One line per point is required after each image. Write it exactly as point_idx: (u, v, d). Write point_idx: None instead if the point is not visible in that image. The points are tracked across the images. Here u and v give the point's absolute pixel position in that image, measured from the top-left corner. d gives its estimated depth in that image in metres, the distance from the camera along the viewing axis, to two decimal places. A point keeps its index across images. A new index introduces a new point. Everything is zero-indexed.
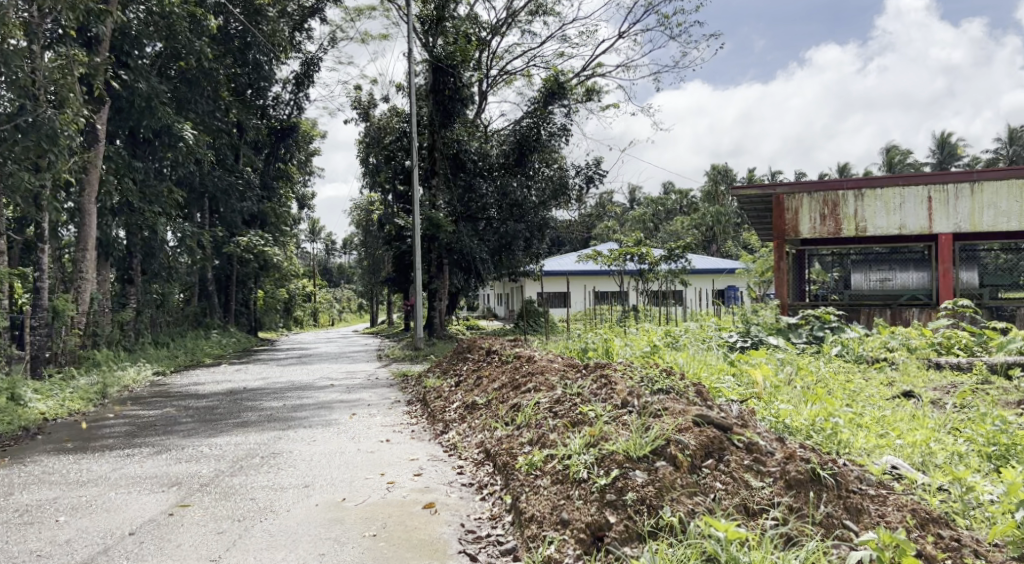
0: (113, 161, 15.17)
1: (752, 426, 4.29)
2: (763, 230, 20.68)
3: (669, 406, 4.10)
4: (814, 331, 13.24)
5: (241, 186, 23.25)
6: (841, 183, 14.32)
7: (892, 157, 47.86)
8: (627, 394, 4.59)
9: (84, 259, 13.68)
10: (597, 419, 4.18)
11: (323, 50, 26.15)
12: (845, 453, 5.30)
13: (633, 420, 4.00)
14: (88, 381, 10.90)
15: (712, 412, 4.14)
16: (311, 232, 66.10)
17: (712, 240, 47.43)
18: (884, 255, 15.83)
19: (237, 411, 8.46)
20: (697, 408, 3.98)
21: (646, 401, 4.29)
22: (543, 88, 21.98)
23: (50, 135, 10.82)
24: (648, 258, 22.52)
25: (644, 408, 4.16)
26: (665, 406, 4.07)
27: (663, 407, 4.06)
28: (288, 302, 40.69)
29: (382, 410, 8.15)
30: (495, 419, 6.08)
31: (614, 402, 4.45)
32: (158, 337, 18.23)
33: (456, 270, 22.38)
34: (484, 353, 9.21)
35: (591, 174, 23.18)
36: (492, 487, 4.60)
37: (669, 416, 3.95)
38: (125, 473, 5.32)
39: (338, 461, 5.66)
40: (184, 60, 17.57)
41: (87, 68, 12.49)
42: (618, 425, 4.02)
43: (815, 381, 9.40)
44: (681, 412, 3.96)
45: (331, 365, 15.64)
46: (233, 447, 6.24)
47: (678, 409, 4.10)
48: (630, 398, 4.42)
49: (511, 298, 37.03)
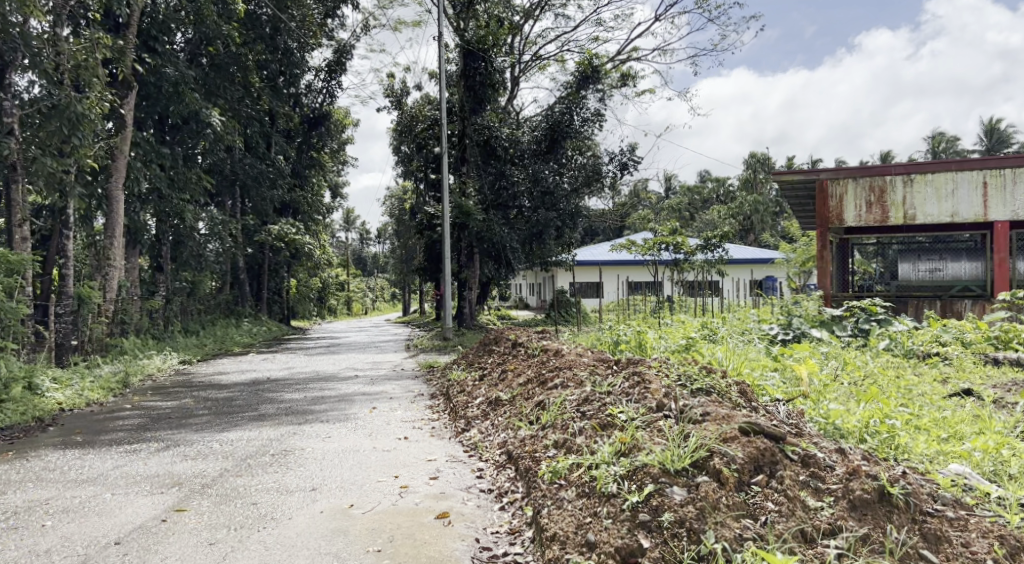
0: (141, 147, 15.04)
1: (805, 433, 3.79)
2: (805, 219, 19.88)
3: (711, 410, 3.61)
4: (859, 324, 12.54)
5: (272, 173, 23.13)
6: (889, 168, 13.48)
7: (936, 143, 46.07)
8: (664, 394, 4.12)
9: (112, 247, 13.54)
10: (630, 423, 3.73)
11: (355, 37, 25.88)
12: (906, 461, 4.78)
13: (670, 426, 3.54)
14: (110, 369, 10.80)
15: (761, 418, 3.63)
16: (345, 222, 66.43)
17: (749, 229, 46.42)
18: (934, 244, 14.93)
19: (255, 404, 8.19)
20: (743, 412, 3.51)
21: (686, 403, 3.80)
22: (576, 72, 21.30)
23: (73, 119, 10.64)
24: (683, 248, 21.83)
25: (683, 412, 3.69)
26: (706, 411, 3.59)
27: (704, 412, 3.57)
28: (321, 291, 40.83)
29: (404, 405, 7.80)
30: (519, 418, 5.67)
31: (649, 405, 3.97)
32: (188, 325, 18.23)
33: (486, 259, 21.99)
34: (511, 345, 8.79)
35: (625, 160, 22.54)
36: (512, 496, 4.18)
37: (711, 422, 3.47)
38: (125, 471, 5.06)
39: (352, 461, 5.31)
40: (212, 46, 17.40)
41: (112, 52, 12.32)
42: (652, 431, 3.56)
43: (864, 377, 8.78)
44: (725, 418, 3.48)
45: (359, 355, 15.40)
46: (244, 444, 5.94)
47: (721, 413, 3.63)
48: (667, 400, 3.94)
49: (543, 288, 36.60)
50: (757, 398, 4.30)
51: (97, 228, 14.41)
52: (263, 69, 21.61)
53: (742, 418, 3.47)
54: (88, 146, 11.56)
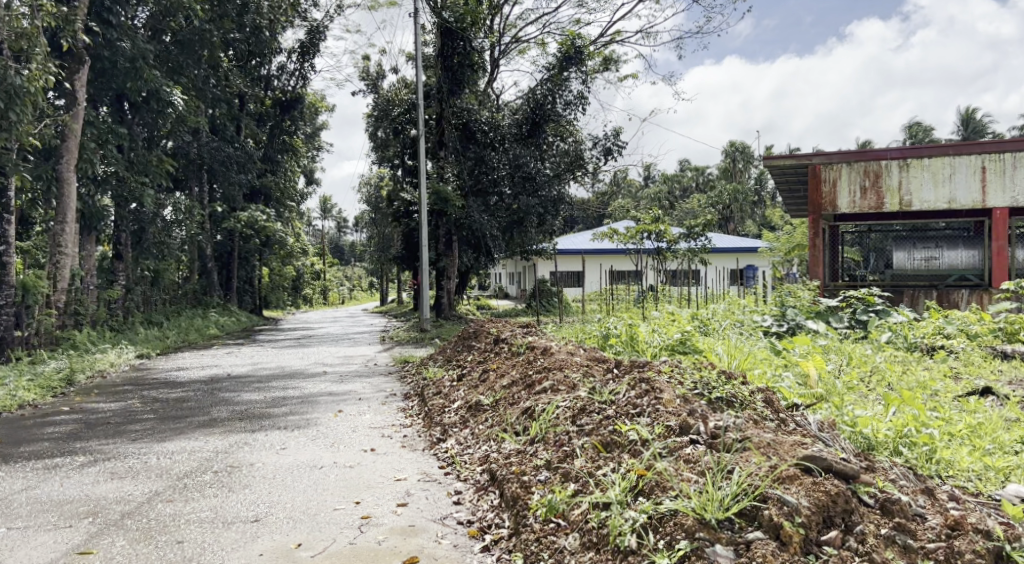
0: (94, 126, 13.79)
1: (869, 465, 3.19)
2: (792, 207, 19.35)
3: (753, 437, 2.97)
4: (857, 315, 11.94)
5: (240, 156, 21.63)
6: (885, 152, 12.84)
7: (914, 134, 45.68)
8: (685, 411, 3.44)
9: (62, 233, 12.17)
10: (649, 448, 3.06)
11: (328, 18, 24.78)
12: (951, 480, 4.11)
13: (702, 457, 2.88)
14: (55, 365, 9.80)
15: (818, 447, 3.03)
16: (321, 211, 65.12)
17: (729, 218, 46.07)
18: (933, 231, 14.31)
19: (207, 406, 7.30)
20: (792, 438, 2.93)
21: (717, 424, 3.13)
22: (559, 52, 20.22)
23: (10, 93, 9.49)
24: (667, 237, 21.13)
25: (714, 436, 3.03)
26: (745, 437, 2.96)
27: (744, 438, 2.93)
28: (294, 280, 39.69)
29: (374, 407, 7.01)
30: (503, 428, 4.95)
31: (668, 425, 3.26)
32: (151, 316, 17.12)
33: (465, 248, 21.45)
34: (492, 341, 8.00)
35: (609, 145, 21.78)
36: (496, 532, 3.44)
37: (753, 452, 2.86)
38: (32, 496, 4.19)
39: (308, 481, 4.52)
40: (175, 20, 16.16)
41: (55, 19, 11.07)
42: (677, 461, 2.89)
43: (872, 375, 8.14)
44: (772, 446, 2.89)
45: (330, 348, 14.50)
46: (184, 458, 5.08)
47: (761, 437, 3.02)
48: (691, 420, 3.23)
49: (523, 277, 35.85)
50: (788, 414, 3.66)
51: (48, 213, 13.26)
52: (230, 49, 20.38)
53: (792, 447, 2.88)
54: (30, 124, 10.43)
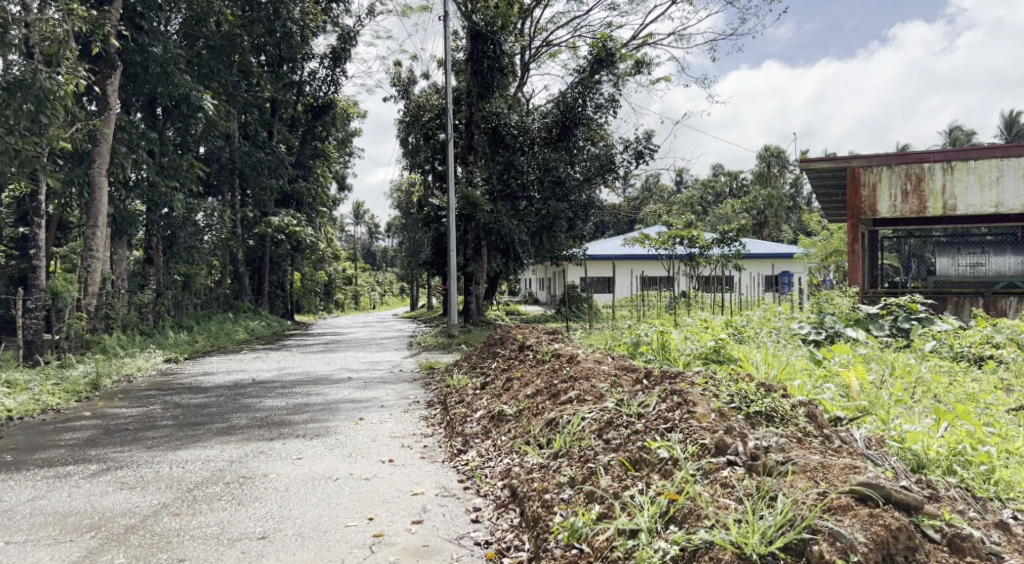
0: (126, 131, 13.95)
1: (930, 491, 2.91)
2: (830, 211, 18.80)
3: (800, 460, 2.71)
4: (898, 323, 11.42)
5: (272, 162, 21.75)
6: (928, 155, 12.21)
7: (956, 138, 44.39)
8: (722, 428, 3.17)
9: (93, 237, 12.30)
10: (681, 470, 2.81)
11: (360, 24, 24.87)
12: (1014, 504, 3.76)
13: (740, 481, 2.63)
14: (82, 370, 9.81)
15: (874, 472, 2.76)
16: (353, 217, 65.74)
17: (764, 223, 45.16)
18: (976, 238, 13.93)
19: (228, 412, 7.19)
20: (843, 460, 2.67)
21: (760, 442, 2.87)
22: (590, 55, 19.95)
23: (40, 96, 9.52)
24: (699, 242, 20.69)
25: (754, 457, 2.78)
26: (790, 459, 2.70)
27: (791, 460, 2.67)
28: (326, 285, 39.96)
29: (395, 415, 6.81)
30: (526, 440, 4.70)
31: (702, 445, 2.99)
32: (181, 320, 17.24)
33: (494, 253, 21.24)
34: (518, 348, 7.76)
35: (641, 148, 21.41)
36: (514, 557, 3.21)
37: (800, 477, 2.60)
38: (38, 507, 4.07)
39: (321, 495, 4.33)
40: (206, 26, 16.28)
41: (86, 24, 11.15)
42: (713, 485, 2.64)
43: (917, 386, 7.71)
44: (820, 469, 2.64)
45: (357, 353, 14.40)
46: (197, 468, 4.94)
47: (808, 459, 2.77)
48: (729, 438, 2.97)
49: (553, 282, 35.61)
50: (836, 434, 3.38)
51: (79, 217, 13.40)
52: (263, 55, 20.51)
53: (844, 471, 2.62)
54: (60, 127, 10.50)
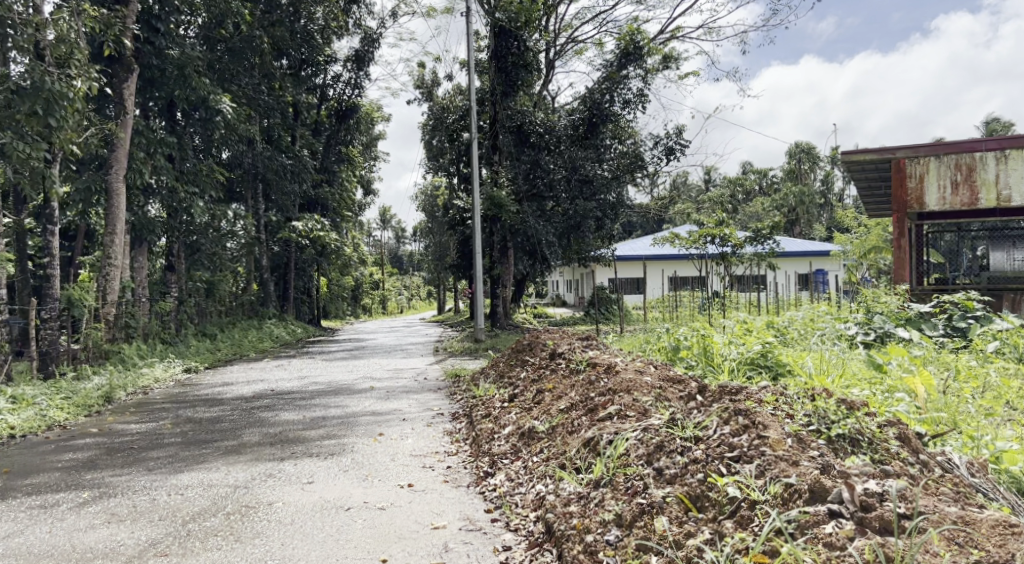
0: (144, 136, 13.65)
1: None
2: (873, 206, 17.94)
3: (943, 528, 2.18)
4: (953, 322, 10.56)
5: (295, 167, 21.41)
6: (979, 143, 11.30)
7: (995, 131, 42.76)
8: (812, 471, 2.62)
9: (112, 245, 12.04)
10: (777, 525, 2.31)
11: (383, 26, 24.55)
12: None
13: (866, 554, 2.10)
14: (97, 382, 9.45)
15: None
16: (380, 221, 65.62)
17: (796, 221, 43.84)
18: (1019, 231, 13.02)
19: (240, 428, 6.72)
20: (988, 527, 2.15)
21: (880, 502, 2.34)
22: (617, 49, 19.33)
23: (49, 99, 9.18)
24: (731, 240, 19.66)
25: (872, 519, 2.26)
26: (922, 524, 2.18)
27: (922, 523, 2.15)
28: (353, 289, 39.66)
29: (416, 430, 6.28)
30: (560, 464, 4.14)
31: (798, 499, 2.45)
32: (205, 328, 16.91)
33: (520, 254, 20.65)
34: (549, 357, 7.19)
35: (671, 144, 20.70)
36: None
37: (949, 549, 2.10)
38: (11, 546, 3.61)
39: (330, 529, 3.80)
40: (225, 29, 16.03)
41: (98, 25, 10.90)
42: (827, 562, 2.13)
43: (989, 391, 6.94)
44: (964, 541, 2.13)
45: (383, 361, 13.92)
46: (197, 495, 4.47)
47: (941, 514, 2.29)
48: (833, 491, 2.42)
49: (582, 283, 34.87)
50: (950, 474, 2.79)
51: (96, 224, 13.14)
52: (284, 58, 20.26)
53: (996, 534, 2.16)
54: (74, 131, 10.24)
